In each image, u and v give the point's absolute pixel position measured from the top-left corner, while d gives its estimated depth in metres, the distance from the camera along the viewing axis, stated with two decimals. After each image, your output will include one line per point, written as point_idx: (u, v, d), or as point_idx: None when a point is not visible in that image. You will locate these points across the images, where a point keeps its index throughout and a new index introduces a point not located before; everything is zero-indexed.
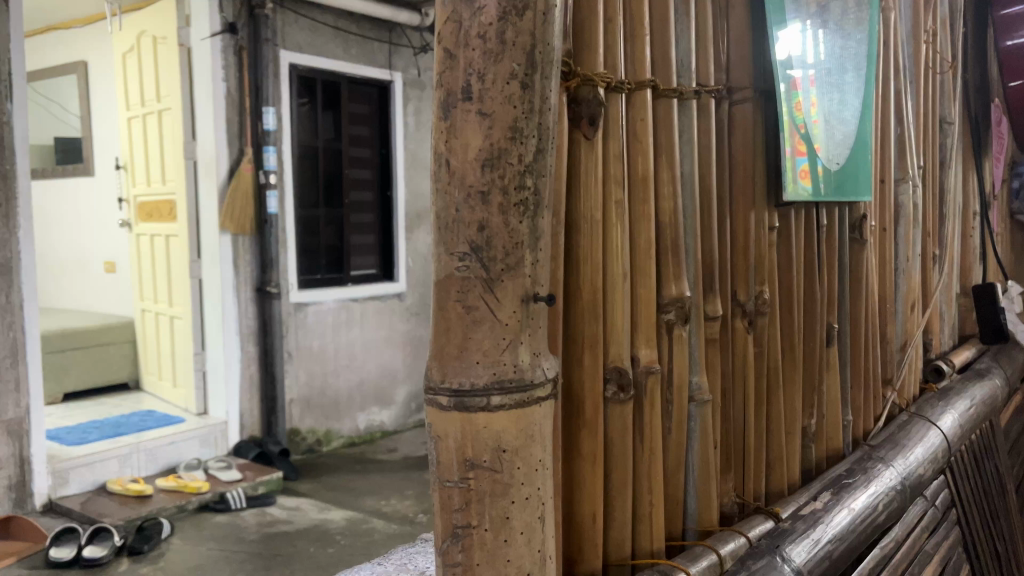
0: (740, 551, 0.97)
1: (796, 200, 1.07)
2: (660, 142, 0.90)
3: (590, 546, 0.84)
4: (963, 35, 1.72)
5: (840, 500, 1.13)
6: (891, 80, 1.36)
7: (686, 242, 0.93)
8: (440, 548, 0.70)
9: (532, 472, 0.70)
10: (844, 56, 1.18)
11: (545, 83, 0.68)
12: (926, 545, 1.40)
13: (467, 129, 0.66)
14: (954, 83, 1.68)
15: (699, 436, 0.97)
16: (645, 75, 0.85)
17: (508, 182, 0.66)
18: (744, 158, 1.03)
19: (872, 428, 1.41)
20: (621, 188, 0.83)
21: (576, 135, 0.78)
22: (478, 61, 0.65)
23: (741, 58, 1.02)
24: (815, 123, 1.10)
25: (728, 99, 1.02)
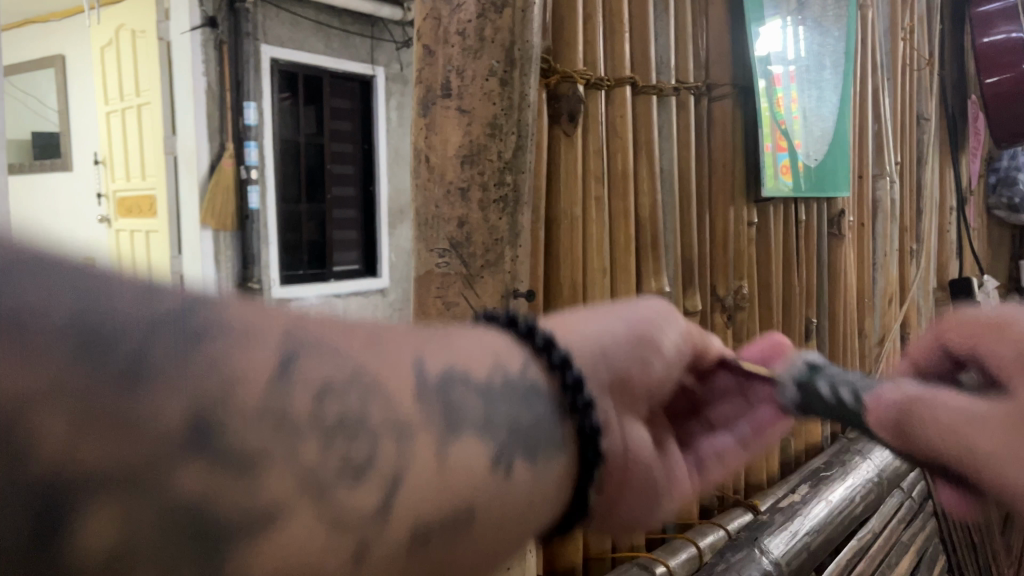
0: (718, 544, 0.98)
1: (775, 195, 1.08)
2: (639, 139, 0.90)
3: (571, 541, 0.85)
4: (939, 33, 1.74)
5: (818, 492, 1.15)
6: (868, 76, 1.37)
7: (665, 236, 0.94)
8: None
9: None
10: (822, 53, 1.20)
11: (526, 79, 0.67)
12: (903, 536, 1.41)
13: (446, 126, 0.68)
14: (932, 80, 1.70)
15: None
16: (624, 71, 0.86)
17: (488, 178, 0.67)
18: (723, 153, 1.03)
19: (850, 421, 1.43)
20: (600, 184, 0.83)
21: (556, 132, 0.79)
22: (457, 57, 0.67)
23: (720, 55, 1.03)
24: (794, 119, 1.11)
25: (707, 95, 1.02)
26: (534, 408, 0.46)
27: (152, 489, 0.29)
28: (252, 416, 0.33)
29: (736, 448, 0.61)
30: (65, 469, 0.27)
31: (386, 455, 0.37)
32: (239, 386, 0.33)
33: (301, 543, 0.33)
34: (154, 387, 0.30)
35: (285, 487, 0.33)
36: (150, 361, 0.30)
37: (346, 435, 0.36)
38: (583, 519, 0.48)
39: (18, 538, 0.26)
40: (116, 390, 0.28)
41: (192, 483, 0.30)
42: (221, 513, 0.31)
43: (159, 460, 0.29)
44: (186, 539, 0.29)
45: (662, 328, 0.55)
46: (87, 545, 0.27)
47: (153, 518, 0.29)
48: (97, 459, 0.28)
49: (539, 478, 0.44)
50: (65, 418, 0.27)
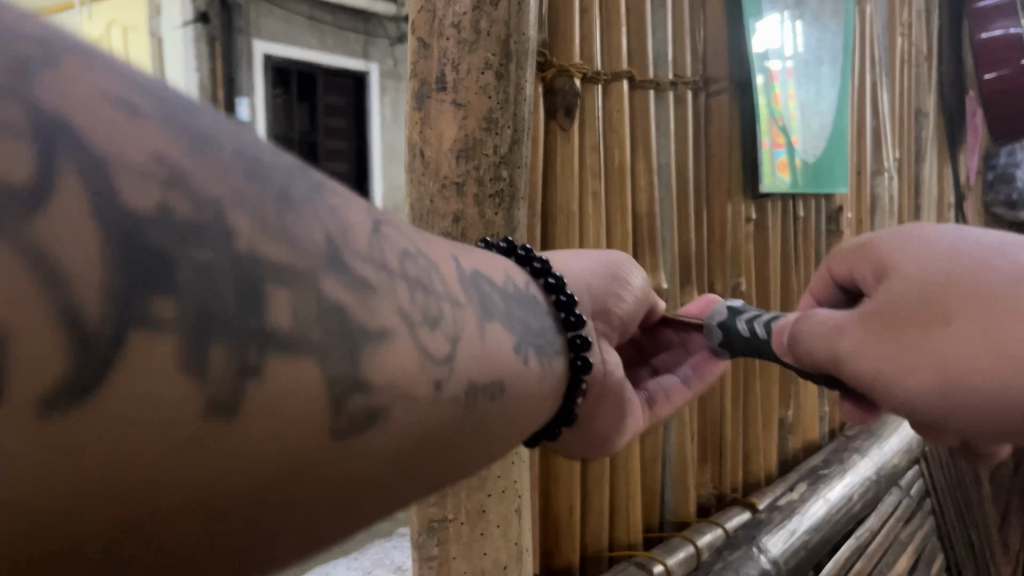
0: (717, 543, 0.97)
1: (773, 192, 1.07)
2: (637, 134, 0.89)
3: (568, 539, 0.84)
4: (938, 29, 1.73)
5: (817, 490, 1.14)
6: (866, 72, 1.36)
7: (663, 233, 0.93)
8: (417, 541, 0.73)
9: (509, 465, 0.70)
10: (821, 47, 1.19)
11: (521, 73, 0.67)
12: (901, 534, 1.41)
13: (441, 120, 0.67)
14: (930, 75, 1.69)
15: (676, 430, 0.98)
16: (621, 65, 0.85)
17: (484, 172, 0.66)
18: (720, 149, 1.03)
19: (848, 419, 1.42)
20: (597, 179, 0.83)
21: (552, 126, 0.78)
22: (453, 50, 0.65)
23: (717, 49, 1.01)
24: (792, 114, 1.11)
25: (704, 90, 1.01)
26: (540, 318, 0.50)
27: (309, 281, 0.29)
28: (382, 276, 0.33)
29: (683, 384, 0.70)
30: (259, 288, 0.26)
31: (453, 320, 0.38)
32: (368, 246, 0.33)
33: (421, 412, 0.33)
34: (306, 230, 0.30)
35: (399, 320, 0.33)
36: (295, 207, 0.30)
37: (426, 291, 0.36)
38: (568, 426, 0.54)
39: (226, 302, 0.25)
40: (277, 223, 0.28)
41: (354, 324, 0.30)
42: (379, 366, 0.31)
43: (322, 298, 0.29)
44: (355, 384, 0.29)
45: (630, 272, 0.64)
46: (282, 372, 0.26)
47: (328, 357, 0.28)
48: (280, 286, 0.27)
49: (542, 380, 0.47)
50: (245, 211, 0.27)
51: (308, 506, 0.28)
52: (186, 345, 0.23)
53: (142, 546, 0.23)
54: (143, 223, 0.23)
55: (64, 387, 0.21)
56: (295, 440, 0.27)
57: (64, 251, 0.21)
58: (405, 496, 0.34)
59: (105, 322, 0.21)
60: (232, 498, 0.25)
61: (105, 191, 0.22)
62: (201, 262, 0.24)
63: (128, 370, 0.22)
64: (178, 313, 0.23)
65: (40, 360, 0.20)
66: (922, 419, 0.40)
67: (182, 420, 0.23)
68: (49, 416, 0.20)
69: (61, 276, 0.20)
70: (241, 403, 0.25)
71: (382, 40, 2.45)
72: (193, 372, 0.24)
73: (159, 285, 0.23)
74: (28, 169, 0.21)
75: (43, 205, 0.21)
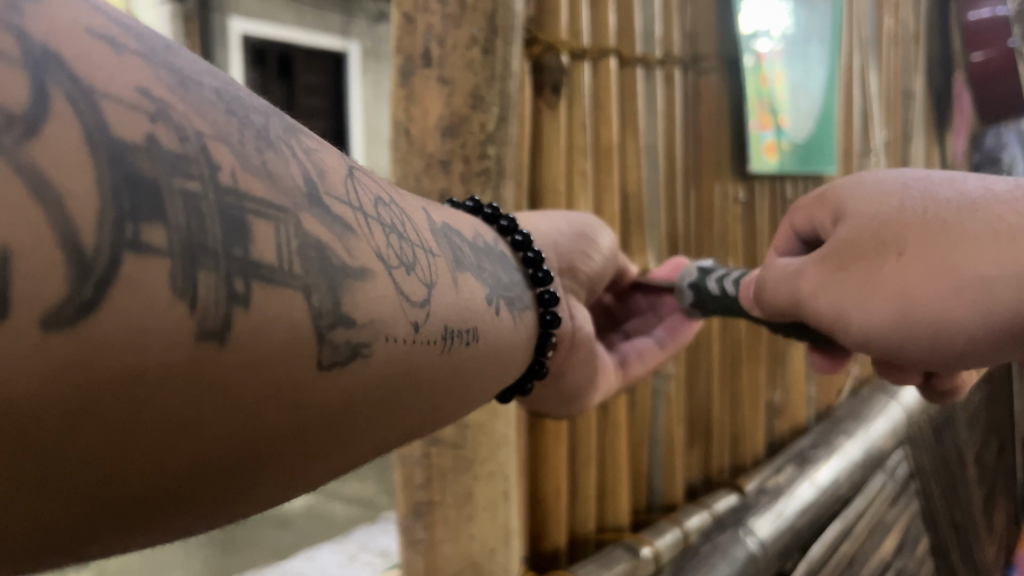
0: (704, 526, 0.96)
1: (762, 173, 1.08)
2: (626, 112, 0.88)
3: (555, 521, 0.84)
4: (925, 10, 1.72)
5: (803, 472, 1.14)
6: (854, 51, 1.35)
7: (653, 213, 0.92)
8: (403, 524, 0.72)
9: (495, 448, 0.70)
10: (810, 26, 1.18)
11: (508, 50, 0.66)
12: (887, 516, 1.41)
13: (426, 97, 0.65)
14: (918, 56, 1.68)
15: (664, 412, 0.97)
16: (610, 42, 0.83)
17: (469, 151, 0.66)
18: (710, 128, 1.01)
19: (835, 400, 1.41)
20: (585, 157, 0.81)
21: (539, 105, 0.78)
22: (438, 25, 0.64)
23: (707, 27, 0.99)
24: (781, 95, 1.10)
25: (694, 68, 0.99)
26: (512, 274, 0.53)
27: (290, 217, 0.31)
28: (359, 220, 0.35)
29: (658, 345, 0.76)
30: (242, 219, 0.28)
31: (429, 270, 0.40)
32: (344, 189, 0.35)
33: (399, 351, 0.35)
34: (284, 170, 0.31)
35: (373, 257, 0.35)
36: (274, 148, 0.32)
37: (401, 237, 0.39)
38: (533, 381, 0.56)
39: (216, 233, 0.27)
40: (259, 161, 0.30)
41: (334, 260, 0.32)
42: (357, 301, 0.33)
43: (302, 233, 0.31)
44: (336, 317, 0.31)
45: (599, 232, 0.68)
46: (265, 300, 0.28)
47: (309, 288, 0.30)
48: (261, 218, 0.29)
49: (511, 332, 0.50)
50: (228, 152, 0.28)
51: (286, 434, 0.30)
52: (177, 267, 0.25)
53: (135, 457, 0.24)
54: (130, 152, 0.24)
55: (65, 300, 0.22)
56: (277, 369, 0.28)
57: (61, 176, 0.22)
58: (377, 432, 0.36)
59: (103, 245, 0.23)
60: (216, 419, 0.26)
61: (95, 121, 0.24)
62: (189, 191, 0.26)
63: (124, 289, 0.23)
64: (168, 239, 0.25)
65: (44, 275, 0.21)
66: (883, 344, 0.45)
67: (171, 340, 0.25)
68: (51, 329, 0.22)
69: (63, 202, 0.22)
70: (232, 327, 0.27)
71: (361, 21, 2.39)
72: (183, 295, 0.25)
73: (151, 212, 0.24)
74: (25, 97, 0.22)
75: (41, 132, 0.22)
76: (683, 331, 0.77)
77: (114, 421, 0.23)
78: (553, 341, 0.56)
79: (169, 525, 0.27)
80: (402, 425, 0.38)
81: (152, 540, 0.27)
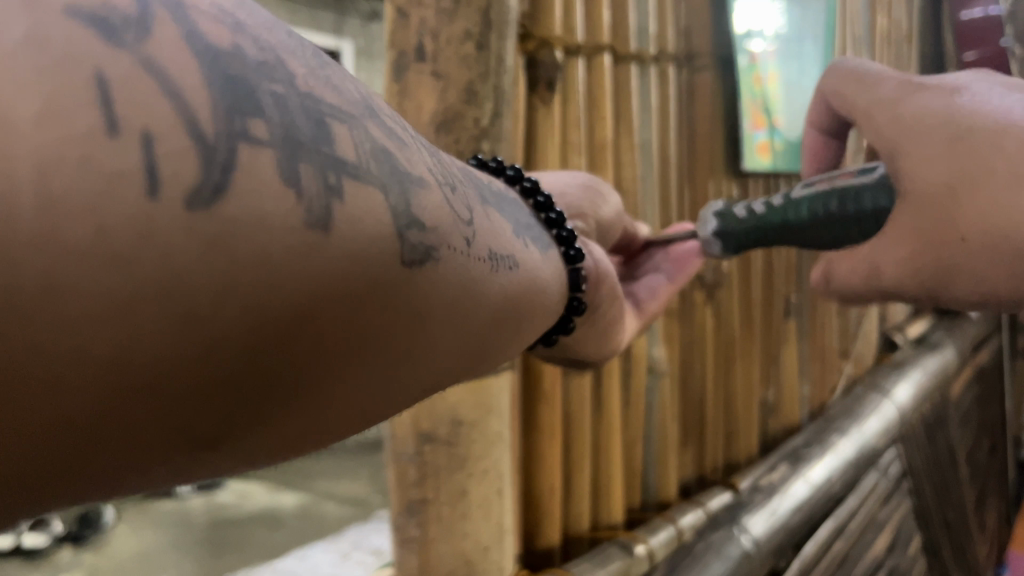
0: (698, 524, 0.96)
1: (755, 172, 1.08)
2: (620, 109, 0.88)
3: (549, 520, 0.84)
4: (917, 10, 1.71)
5: (797, 470, 1.14)
6: (847, 49, 1.35)
7: (646, 211, 0.92)
8: (397, 522, 0.71)
9: (490, 445, 0.69)
10: (803, 24, 1.18)
11: (502, 44, 0.65)
12: (880, 514, 1.41)
13: (421, 92, 0.65)
14: (910, 55, 1.68)
15: (658, 409, 0.97)
16: (604, 38, 0.83)
17: (464, 146, 0.66)
18: (703, 126, 1.01)
19: (829, 399, 1.41)
20: (580, 154, 0.81)
21: (533, 101, 0.77)
22: (432, 19, 0.63)
23: (702, 24, 0.99)
24: (774, 94, 1.11)
25: (687, 66, 0.99)
26: (525, 216, 0.51)
27: (358, 122, 0.31)
28: (408, 139, 0.36)
29: (669, 282, 0.76)
30: (324, 121, 0.29)
31: (467, 196, 0.41)
32: (392, 111, 0.36)
33: (461, 261, 0.36)
34: (346, 83, 0.32)
35: (427, 170, 0.35)
36: (334, 67, 0.32)
37: (439, 161, 0.39)
38: (579, 314, 0.55)
39: (307, 128, 0.28)
40: (323, 73, 0.31)
41: (401, 166, 0.33)
42: (425, 207, 0.33)
43: (371, 138, 0.32)
44: (410, 218, 0.32)
45: (605, 192, 0.68)
46: (355, 195, 0.29)
47: (386, 188, 0.31)
48: (339, 121, 0.30)
49: (545, 270, 0.49)
50: (299, 62, 0.30)
51: (374, 325, 0.30)
52: (280, 155, 0.27)
53: (253, 339, 0.25)
54: (224, 56, 0.26)
55: (199, 183, 0.24)
56: (367, 260, 0.29)
57: (177, 70, 0.24)
58: (455, 341, 0.37)
59: (220, 131, 0.25)
60: (319, 305, 0.27)
61: (188, 28, 0.25)
62: (274, 92, 0.27)
63: (243, 172, 0.25)
64: (269, 131, 0.26)
65: (181, 158, 0.24)
66: (949, 297, 0.48)
67: (281, 224, 0.26)
68: (193, 206, 0.24)
69: (185, 96, 0.24)
70: (333, 215, 0.28)
71: (355, 19, 2.40)
72: (286, 183, 0.27)
73: (249, 106, 0.26)
74: (132, 4, 0.24)
75: (152, 33, 0.24)
76: (690, 263, 0.76)
77: (230, 303, 0.24)
78: (584, 276, 0.54)
79: (289, 419, 0.29)
80: (477, 339, 0.39)
81: (277, 439, 0.28)
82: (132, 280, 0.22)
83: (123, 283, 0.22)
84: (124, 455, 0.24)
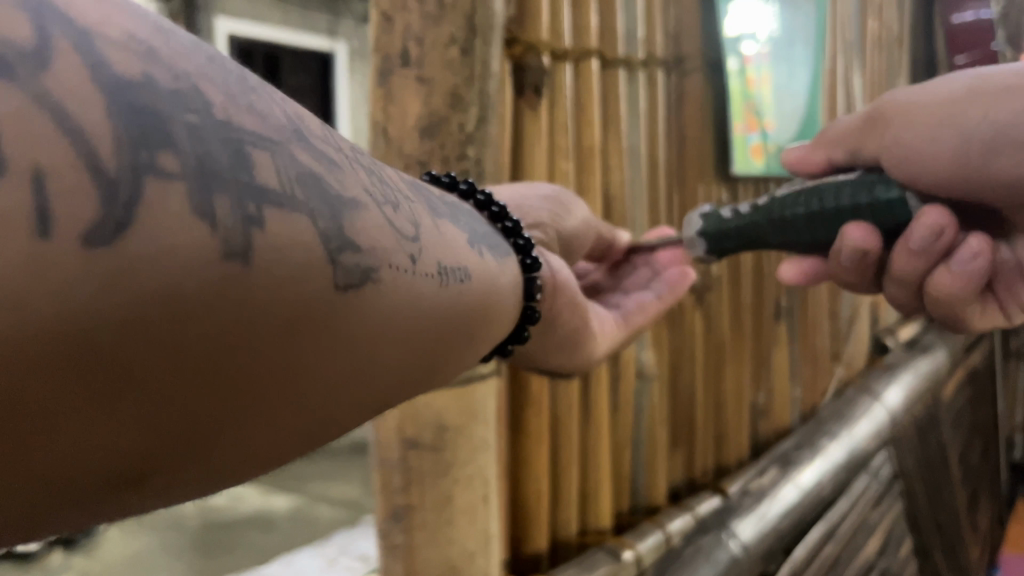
0: (687, 528, 0.96)
1: (745, 175, 1.07)
2: (609, 112, 0.87)
3: (536, 526, 0.83)
4: (910, 13, 1.71)
5: (787, 474, 1.13)
6: (838, 52, 1.35)
7: (635, 215, 0.92)
8: (382, 528, 0.71)
9: (474, 451, 0.69)
10: (794, 27, 1.18)
11: (487, 50, 0.65)
12: (871, 517, 1.41)
13: (406, 96, 0.65)
14: (901, 57, 1.68)
15: (647, 413, 0.97)
16: (591, 42, 0.83)
17: (449, 151, 0.66)
18: (693, 129, 1.01)
19: (820, 401, 1.41)
20: (567, 159, 0.81)
21: (520, 105, 0.77)
22: (417, 24, 0.63)
23: (691, 28, 0.99)
24: (764, 97, 1.11)
25: (677, 69, 0.99)
26: (481, 225, 0.52)
27: (281, 148, 0.31)
28: (343, 158, 0.36)
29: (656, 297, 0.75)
30: (244, 149, 0.29)
31: (410, 213, 0.41)
32: (323, 132, 0.36)
33: (402, 279, 0.37)
34: (271, 108, 0.32)
35: (361, 190, 0.36)
36: (257, 91, 0.32)
37: (378, 177, 0.40)
38: (533, 323, 0.54)
39: (223, 158, 0.28)
40: (246, 100, 0.31)
41: (329, 190, 0.33)
42: (359, 229, 0.34)
43: (297, 162, 0.32)
44: (342, 241, 0.33)
45: (571, 203, 0.68)
46: (278, 224, 0.29)
47: (313, 213, 0.31)
48: (261, 149, 0.30)
49: (501, 275, 0.49)
50: (218, 89, 0.29)
51: (306, 349, 0.31)
52: (192, 187, 0.26)
53: (171, 376, 0.26)
54: (134, 86, 0.25)
55: (101, 222, 0.24)
56: (295, 288, 0.30)
57: (79, 103, 0.24)
58: (398, 362, 0.37)
59: (123, 167, 0.24)
60: (240, 334, 0.28)
61: (92, 57, 0.24)
62: (189, 122, 0.27)
63: (150, 208, 0.25)
64: (179, 162, 0.26)
65: (75, 197, 0.23)
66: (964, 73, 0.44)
67: (202, 255, 0.26)
68: (94, 248, 0.23)
69: (86, 133, 0.23)
70: (252, 246, 0.28)
71: (349, 20, 2.40)
72: (201, 217, 0.27)
73: (158, 138, 0.26)
74: (31, 33, 0.23)
75: (50, 65, 0.23)
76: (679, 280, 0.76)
77: (145, 340, 0.25)
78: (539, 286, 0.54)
79: (218, 452, 0.29)
80: (420, 356, 0.39)
81: (208, 475, 0.29)
82: (35, 332, 0.22)
83: (30, 333, 0.22)
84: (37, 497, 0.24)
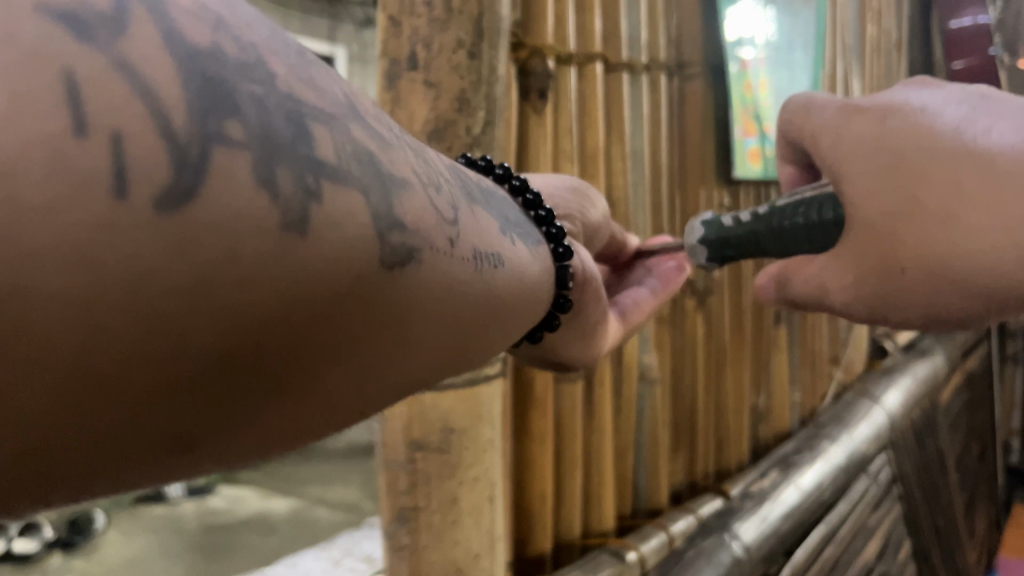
0: (689, 530, 0.96)
1: (745, 179, 1.07)
2: (612, 117, 0.88)
3: (539, 528, 0.84)
4: (907, 20, 1.73)
5: (788, 477, 1.14)
6: (836, 59, 1.36)
7: (638, 219, 0.92)
8: (387, 530, 0.71)
9: (481, 453, 0.69)
10: (793, 33, 1.19)
11: (494, 54, 0.66)
12: (870, 520, 1.42)
13: (412, 100, 0.65)
14: (898, 63, 1.69)
15: (649, 415, 0.97)
16: (595, 47, 0.83)
17: (456, 154, 0.66)
18: (693, 134, 1.02)
19: (818, 405, 1.42)
20: (571, 163, 0.82)
21: (525, 109, 0.77)
22: (424, 28, 0.64)
23: (692, 33, 1.00)
24: (763, 102, 1.11)
25: (678, 74, 1.00)
26: (515, 213, 0.51)
27: (338, 122, 0.29)
28: (392, 139, 0.34)
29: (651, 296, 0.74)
30: (305, 123, 0.27)
31: (451, 202, 0.39)
32: (375, 114, 0.34)
33: (443, 265, 0.34)
34: (328, 82, 0.30)
35: (409, 173, 0.34)
36: (316, 66, 0.30)
37: (422, 160, 0.38)
38: (563, 314, 0.54)
39: (285, 128, 0.26)
40: (303, 70, 0.29)
41: (381, 168, 0.31)
42: (405, 207, 0.32)
43: (352, 138, 0.30)
44: (391, 220, 0.30)
45: (593, 199, 0.68)
46: (333, 197, 0.27)
47: (366, 189, 0.29)
48: (320, 123, 0.28)
49: (532, 266, 0.48)
50: (283, 63, 0.27)
51: (355, 331, 0.29)
52: (256, 159, 0.24)
53: (229, 353, 0.24)
54: (204, 56, 0.24)
55: (172, 183, 0.22)
56: (347, 263, 0.27)
57: (153, 69, 0.22)
58: (438, 345, 0.36)
59: (195, 134, 0.23)
60: (298, 314, 0.26)
61: (166, 24, 0.23)
62: (255, 94, 0.25)
63: (219, 176, 0.23)
64: (245, 132, 0.24)
65: (150, 159, 0.21)
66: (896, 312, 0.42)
67: (262, 227, 0.24)
68: (164, 211, 0.21)
69: (158, 96, 0.22)
70: (311, 215, 0.26)
71: (348, 25, 2.39)
72: (264, 189, 0.24)
73: (227, 106, 0.24)
74: (109, 3, 0.22)
75: (128, 29, 0.22)
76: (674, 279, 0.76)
77: (207, 312, 0.23)
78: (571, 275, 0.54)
79: (264, 424, 0.27)
80: (456, 343, 0.37)
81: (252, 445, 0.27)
82: (103, 293, 0.20)
83: (99, 306, 0.20)
84: (89, 473, 0.22)
